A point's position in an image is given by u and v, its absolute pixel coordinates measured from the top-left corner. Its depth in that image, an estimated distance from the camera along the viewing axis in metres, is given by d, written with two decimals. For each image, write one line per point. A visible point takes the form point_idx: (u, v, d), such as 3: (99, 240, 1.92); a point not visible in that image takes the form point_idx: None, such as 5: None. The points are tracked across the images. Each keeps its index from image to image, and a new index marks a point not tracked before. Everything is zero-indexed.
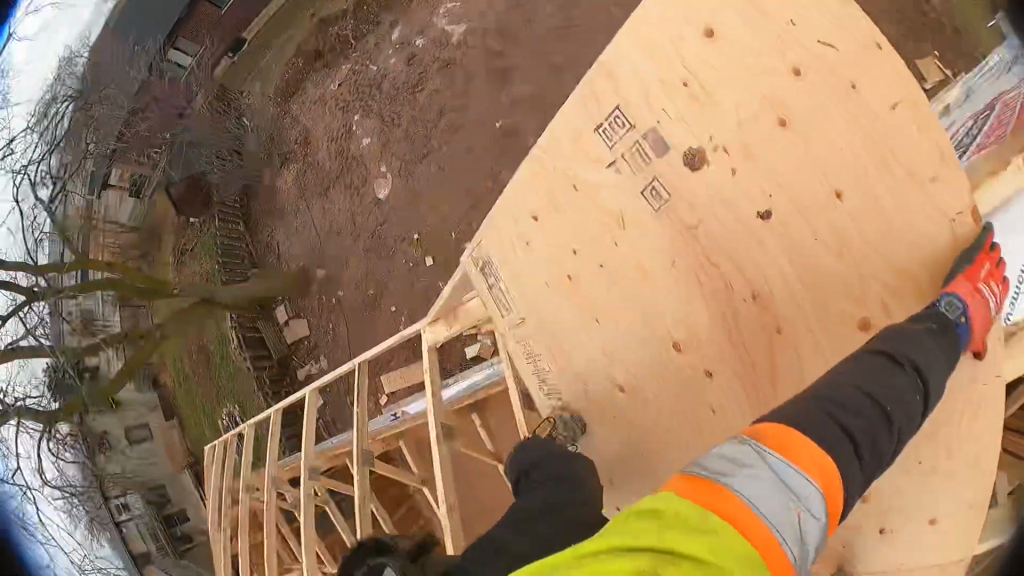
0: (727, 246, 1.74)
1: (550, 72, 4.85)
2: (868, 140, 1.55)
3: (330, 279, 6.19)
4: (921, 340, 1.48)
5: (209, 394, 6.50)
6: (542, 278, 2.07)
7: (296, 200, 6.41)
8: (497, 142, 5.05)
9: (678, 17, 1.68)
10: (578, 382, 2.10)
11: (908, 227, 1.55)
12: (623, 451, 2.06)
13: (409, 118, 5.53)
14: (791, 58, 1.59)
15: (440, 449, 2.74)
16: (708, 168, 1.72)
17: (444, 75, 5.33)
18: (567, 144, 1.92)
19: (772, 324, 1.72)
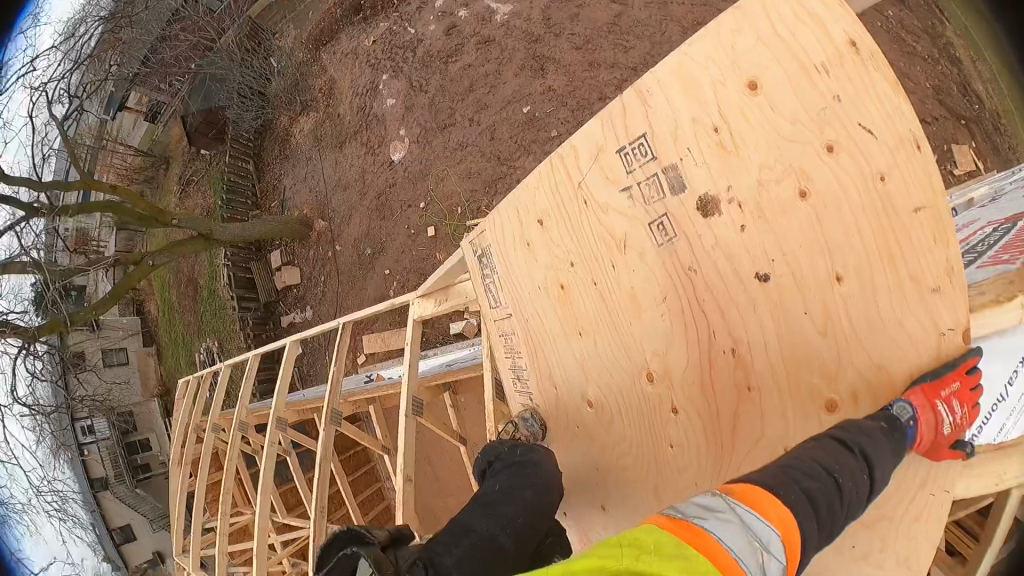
0: (725, 310, 1.36)
1: (586, 69, 4.73)
2: (892, 241, 1.16)
3: (330, 233, 6.20)
4: (872, 434, 1.19)
5: (198, 322, 6.93)
6: (534, 278, 1.77)
7: (309, 148, 6.43)
8: (519, 127, 4.98)
9: (726, 54, 1.27)
10: (551, 388, 1.82)
11: (906, 342, 1.19)
12: (574, 469, 1.80)
13: (437, 86, 5.51)
14: (849, 127, 1.18)
15: (407, 419, 2.76)
16: (716, 224, 1.35)
17: (481, 52, 5.26)
18: (583, 153, 1.56)
19: (743, 380, 1.36)
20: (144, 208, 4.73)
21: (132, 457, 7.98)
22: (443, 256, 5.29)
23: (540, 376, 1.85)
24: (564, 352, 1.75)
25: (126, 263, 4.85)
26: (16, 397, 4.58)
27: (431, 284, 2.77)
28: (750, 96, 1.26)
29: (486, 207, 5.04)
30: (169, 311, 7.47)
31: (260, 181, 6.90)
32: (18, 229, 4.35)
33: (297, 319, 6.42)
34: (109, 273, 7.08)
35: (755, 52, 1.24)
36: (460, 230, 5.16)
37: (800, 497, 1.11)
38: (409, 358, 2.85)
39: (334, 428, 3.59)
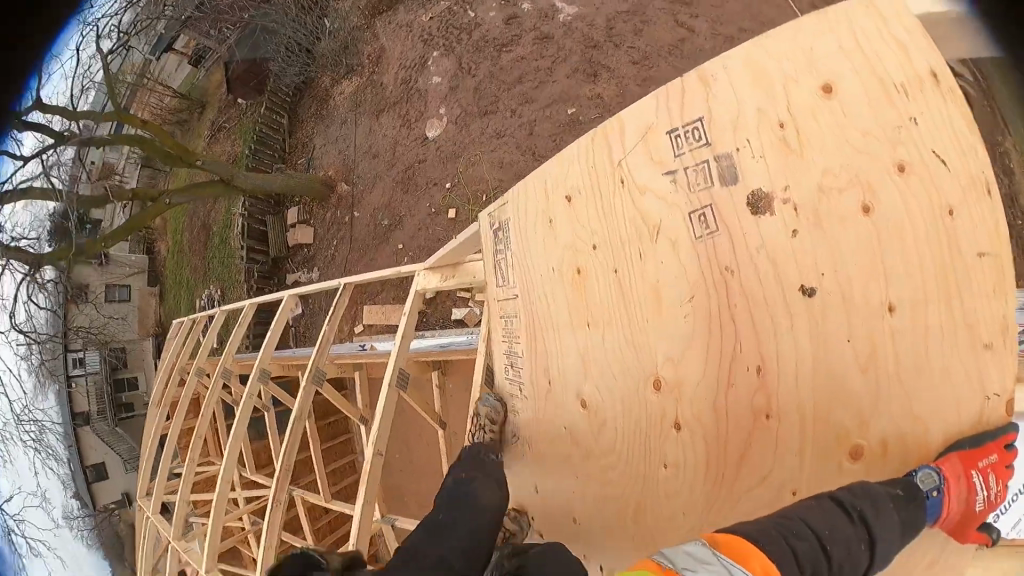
0: (757, 322, 1.27)
1: (638, 83, 4.62)
2: (951, 277, 1.09)
3: (351, 198, 6.12)
4: (879, 500, 1.12)
5: (205, 267, 6.86)
6: (549, 259, 1.71)
7: (347, 111, 6.37)
8: (559, 126, 4.89)
9: (802, 49, 1.22)
10: (543, 380, 1.77)
11: (948, 393, 1.11)
12: (558, 471, 1.73)
13: (486, 72, 5.39)
14: (923, 152, 1.12)
15: (389, 392, 2.67)
16: (766, 225, 1.26)
17: (536, 47, 5.15)
18: (629, 130, 1.47)
19: (762, 405, 1.27)
20: (172, 146, 4.62)
21: (117, 395, 8.09)
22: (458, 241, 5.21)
23: (535, 365, 1.80)
24: (567, 340, 1.68)
25: (143, 197, 4.68)
26: (15, 322, 4.53)
27: (438, 257, 2.68)
28: (823, 99, 1.19)
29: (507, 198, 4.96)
30: (178, 252, 7.44)
31: (291, 138, 6.85)
32: (45, 156, 4.26)
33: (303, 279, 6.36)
34: (127, 208, 7.07)
35: (835, 56, 1.19)
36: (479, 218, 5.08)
37: (776, 547, 1.06)
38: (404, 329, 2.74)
39: (316, 388, 3.51)
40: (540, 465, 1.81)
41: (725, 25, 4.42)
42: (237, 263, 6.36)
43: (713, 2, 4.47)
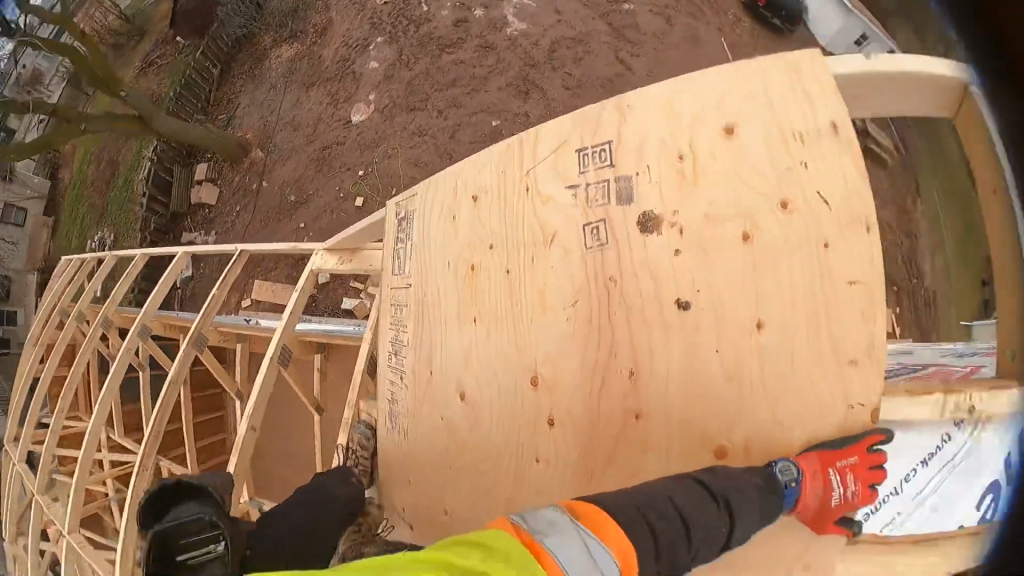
0: (632, 327, 1.51)
1: (564, 110, 4.84)
2: (820, 299, 1.34)
3: (262, 163, 6.00)
4: (743, 490, 1.28)
5: (104, 207, 6.48)
6: (449, 251, 1.92)
7: (280, 77, 6.15)
8: (479, 136, 5.05)
9: (708, 99, 1.46)
10: (425, 371, 1.97)
11: (813, 402, 1.35)
12: (429, 457, 1.94)
13: (423, 68, 5.35)
14: (807, 192, 1.36)
15: (269, 370, 2.67)
16: (653, 243, 1.49)
17: (477, 55, 5.18)
18: (542, 146, 1.69)
19: (633, 407, 1.50)
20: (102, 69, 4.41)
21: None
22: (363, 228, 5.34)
23: (419, 356, 2.00)
24: (451, 335, 1.88)
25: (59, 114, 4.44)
26: None
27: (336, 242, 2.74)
28: (724, 138, 1.44)
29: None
30: (78, 185, 6.97)
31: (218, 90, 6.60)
32: None
33: (200, 239, 6.16)
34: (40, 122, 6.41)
35: (735, 107, 1.43)
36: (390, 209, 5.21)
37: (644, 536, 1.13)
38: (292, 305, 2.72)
39: (195, 352, 3.36)
40: (430, 440, 1.95)
41: (662, 69, 4.72)
42: (134, 210, 6.06)
43: (655, 44, 4.74)
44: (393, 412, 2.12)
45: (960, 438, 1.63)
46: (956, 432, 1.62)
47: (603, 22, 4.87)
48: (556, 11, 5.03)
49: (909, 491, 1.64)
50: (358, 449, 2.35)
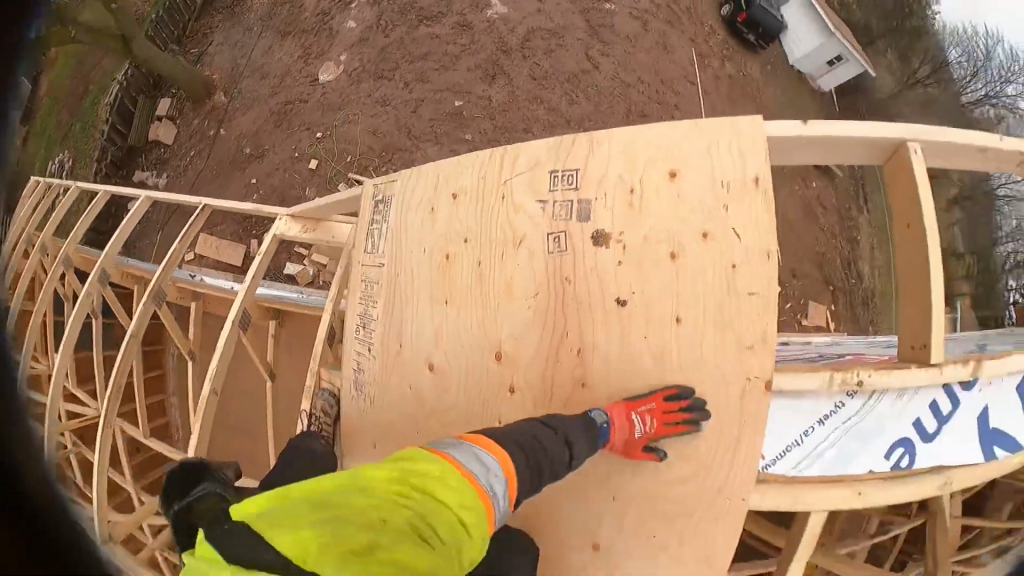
0: (581, 319, 1.62)
1: (527, 99, 4.79)
2: (725, 312, 1.48)
3: (218, 108, 5.23)
4: (570, 425, 1.45)
5: None
6: (423, 240, 1.89)
7: (256, 15, 5.34)
8: (439, 115, 4.83)
9: (667, 141, 1.54)
10: (394, 345, 1.94)
11: (718, 384, 1.50)
12: (399, 426, 1.89)
13: (399, 36, 4.98)
14: (725, 228, 1.49)
15: (229, 332, 2.57)
16: (602, 255, 1.60)
17: (454, 32, 4.92)
18: (522, 159, 1.70)
19: (579, 376, 1.63)
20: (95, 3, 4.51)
21: None
22: (313, 194, 4.92)
23: (386, 330, 1.96)
24: (424, 321, 1.87)
25: None
26: None
27: (303, 211, 2.81)
28: (668, 180, 1.54)
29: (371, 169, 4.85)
30: None
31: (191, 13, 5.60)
32: None
33: (149, 180, 5.25)
34: None
35: (681, 152, 1.53)
36: (341, 177, 4.88)
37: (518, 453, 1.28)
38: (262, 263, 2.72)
39: (154, 309, 3.07)
40: (382, 422, 1.92)
41: (629, 71, 4.86)
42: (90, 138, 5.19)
43: (625, 47, 4.89)
44: (359, 376, 2.03)
45: (853, 403, 1.78)
46: (849, 400, 1.77)
47: (580, 17, 4.92)
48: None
49: (807, 450, 1.78)
50: (320, 415, 2.18)
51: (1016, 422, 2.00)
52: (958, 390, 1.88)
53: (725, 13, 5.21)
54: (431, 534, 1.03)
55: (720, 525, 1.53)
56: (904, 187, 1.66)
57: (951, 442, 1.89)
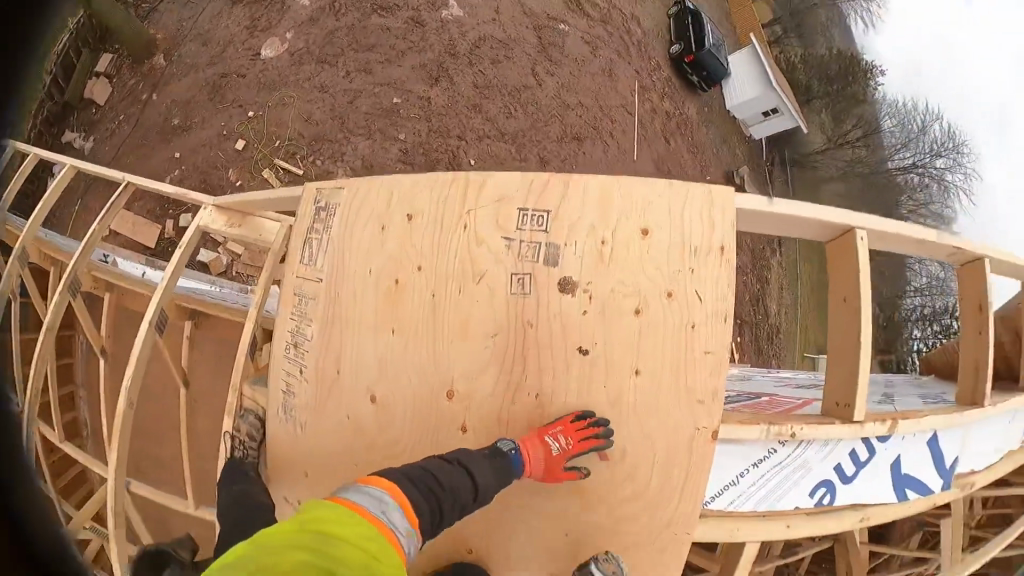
0: (540, 364, 1.60)
1: (467, 106, 4.54)
2: (682, 368, 1.54)
3: (155, 71, 4.41)
4: (471, 455, 1.48)
5: None
6: (368, 261, 1.73)
7: None
8: (376, 110, 4.39)
9: (638, 197, 1.55)
10: (331, 370, 1.77)
11: (672, 429, 1.56)
12: (332, 457, 1.75)
13: (350, 21, 4.48)
14: (689, 288, 1.53)
15: (145, 335, 2.35)
16: (567, 301, 1.57)
17: (405, 26, 4.53)
18: (489, 190, 1.62)
19: (536, 421, 1.61)
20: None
21: None
22: (236, 177, 4.31)
23: (323, 352, 1.78)
24: (366, 350, 1.72)
25: None
26: None
27: (232, 202, 2.47)
28: (640, 237, 1.54)
29: (299, 158, 4.30)
30: None
31: None
32: None
33: (75, 144, 4.36)
34: None
35: (653, 209, 1.54)
36: (265, 162, 4.31)
37: (409, 485, 1.30)
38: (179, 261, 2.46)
39: (66, 301, 2.78)
40: (318, 453, 1.76)
41: (570, 93, 4.90)
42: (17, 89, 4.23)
43: (572, 70, 4.96)
44: (287, 402, 1.83)
45: (783, 449, 1.87)
46: (780, 446, 1.86)
47: (533, 33, 4.88)
48: (494, 9, 4.78)
49: (741, 488, 1.87)
50: (245, 440, 1.95)
51: (927, 471, 2.18)
52: (875, 441, 2.00)
53: (673, 52, 5.58)
54: (324, 556, 1.02)
55: (665, 553, 1.61)
56: (846, 264, 1.77)
57: (869, 484, 2.03)
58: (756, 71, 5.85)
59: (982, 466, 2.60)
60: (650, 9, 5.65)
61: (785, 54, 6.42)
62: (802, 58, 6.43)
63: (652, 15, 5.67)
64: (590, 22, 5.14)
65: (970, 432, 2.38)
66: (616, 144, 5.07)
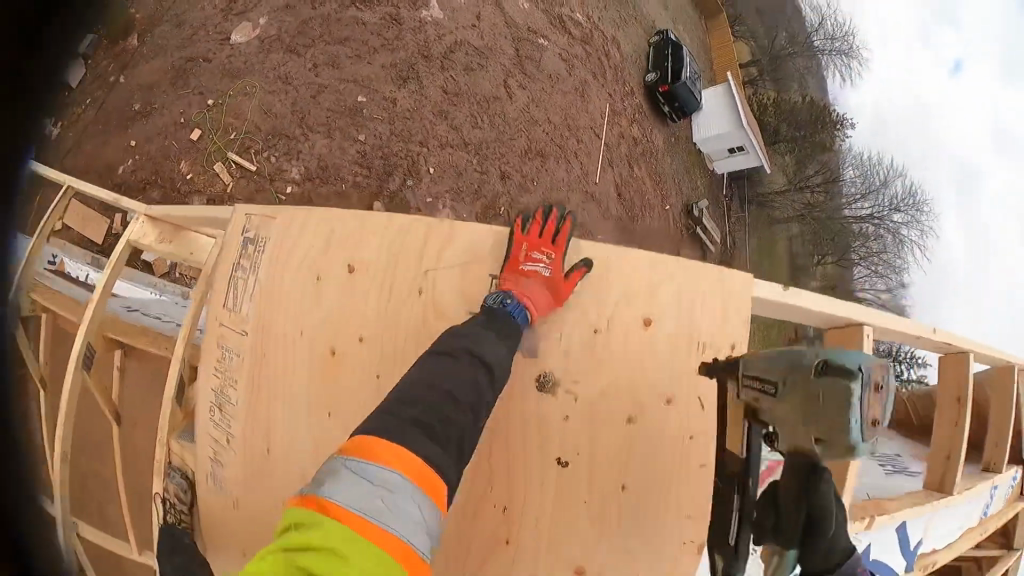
0: (512, 468, 1.52)
1: (433, 112, 4.31)
2: (675, 477, 1.54)
3: (126, 52, 4.06)
4: (471, 336, 1.40)
5: None
6: (301, 321, 1.61)
7: None
8: (338, 108, 4.13)
9: (644, 281, 1.55)
10: (261, 448, 1.62)
11: (653, 540, 1.53)
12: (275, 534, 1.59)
13: (326, 13, 4.23)
14: (692, 396, 1.55)
15: (75, 375, 2.20)
16: (544, 403, 1.53)
17: (381, 24, 4.30)
18: (449, 251, 1.58)
19: (503, 534, 1.52)
20: None
21: None
22: (189, 170, 3.99)
23: (251, 422, 1.63)
24: (299, 426, 1.58)
25: None
26: None
27: (165, 216, 2.39)
28: (644, 327, 1.54)
29: (254, 152, 4.02)
30: None
31: None
32: None
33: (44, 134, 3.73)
34: None
35: (664, 302, 1.55)
36: (219, 155, 4.01)
37: (413, 435, 1.21)
38: (106, 283, 2.27)
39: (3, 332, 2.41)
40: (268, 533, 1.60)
41: (538, 108, 4.72)
42: None
43: (545, 85, 4.80)
44: (216, 472, 1.70)
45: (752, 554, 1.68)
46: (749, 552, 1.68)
47: (511, 44, 4.71)
48: (476, 14, 4.60)
49: None
50: (174, 502, 1.81)
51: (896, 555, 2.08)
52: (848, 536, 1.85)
53: (647, 79, 5.55)
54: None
55: None
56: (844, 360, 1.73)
57: None
58: (729, 109, 5.82)
59: (943, 546, 2.52)
60: (630, 34, 5.60)
61: (759, 95, 6.55)
62: (774, 100, 6.55)
63: (633, 40, 5.61)
64: (570, 40, 5.06)
65: (936, 518, 2.28)
66: (579, 164, 4.88)
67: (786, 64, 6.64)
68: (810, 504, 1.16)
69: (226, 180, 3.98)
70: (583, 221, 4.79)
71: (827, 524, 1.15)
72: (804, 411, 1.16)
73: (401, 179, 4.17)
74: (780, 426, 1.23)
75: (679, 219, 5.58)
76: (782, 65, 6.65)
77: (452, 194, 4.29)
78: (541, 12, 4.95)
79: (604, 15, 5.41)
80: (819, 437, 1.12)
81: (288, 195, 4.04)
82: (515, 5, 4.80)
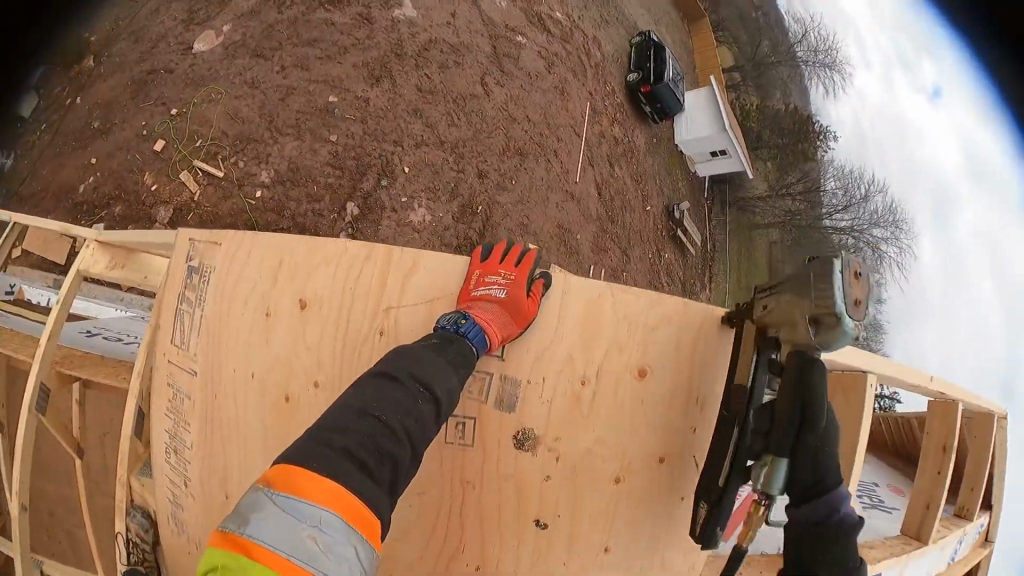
0: (484, 528, 1.47)
1: (407, 110, 4.15)
2: (663, 538, 1.54)
3: (83, 73, 3.93)
4: (431, 363, 1.31)
5: None
6: (251, 362, 1.54)
7: None
8: (309, 108, 3.96)
9: (636, 325, 1.48)
10: (220, 493, 1.58)
11: None
12: None
13: (293, 15, 4.08)
14: (681, 456, 1.52)
15: (28, 420, 2.11)
16: (523, 461, 1.45)
17: (352, 22, 4.13)
18: (413, 286, 1.51)
19: None
20: None
21: None
22: (152, 182, 3.79)
23: (207, 467, 1.59)
24: (257, 475, 1.52)
25: None
26: None
27: (115, 241, 2.28)
28: (637, 377, 1.47)
29: (221, 158, 3.82)
30: None
31: None
32: None
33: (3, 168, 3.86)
34: None
35: (657, 354, 1.48)
36: (185, 164, 3.80)
37: (344, 463, 1.12)
38: (59, 316, 2.19)
39: None
40: None
41: (517, 107, 4.60)
42: None
43: (524, 83, 4.68)
44: (176, 513, 1.67)
45: None
46: None
47: (488, 42, 4.57)
48: (451, 13, 4.44)
49: None
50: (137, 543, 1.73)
51: None
52: None
53: (630, 80, 5.48)
54: None
55: None
56: (854, 407, 1.81)
57: None
58: (709, 109, 5.76)
59: None
60: (612, 35, 5.52)
61: (741, 101, 6.58)
62: (758, 105, 6.59)
63: (615, 40, 5.54)
64: (549, 38, 4.94)
65: (909, 566, 2.27)
66: (561, 164, 4.77)
67: (770, 72, 6.62)
68: (803, 398, 1.22)
69: (193, 189, 3.78)
70: (560, 222, 4.67)
71: (817, 412, 1.20)
72: (800, 293, 1.21)
73: (375, 179, 4.00)
74: (784, 331, 1.30)
75: (661, 220, 5.55)
76: (765, 72, 6.65)
77: (430, 194, 4.13)
78: (519, 10, 4.82)
79: (585, 14, 5.31)
80: (813, 316, 1.17)
81: (257, 199, 3.84)
82: (493, 3, 4.67)
